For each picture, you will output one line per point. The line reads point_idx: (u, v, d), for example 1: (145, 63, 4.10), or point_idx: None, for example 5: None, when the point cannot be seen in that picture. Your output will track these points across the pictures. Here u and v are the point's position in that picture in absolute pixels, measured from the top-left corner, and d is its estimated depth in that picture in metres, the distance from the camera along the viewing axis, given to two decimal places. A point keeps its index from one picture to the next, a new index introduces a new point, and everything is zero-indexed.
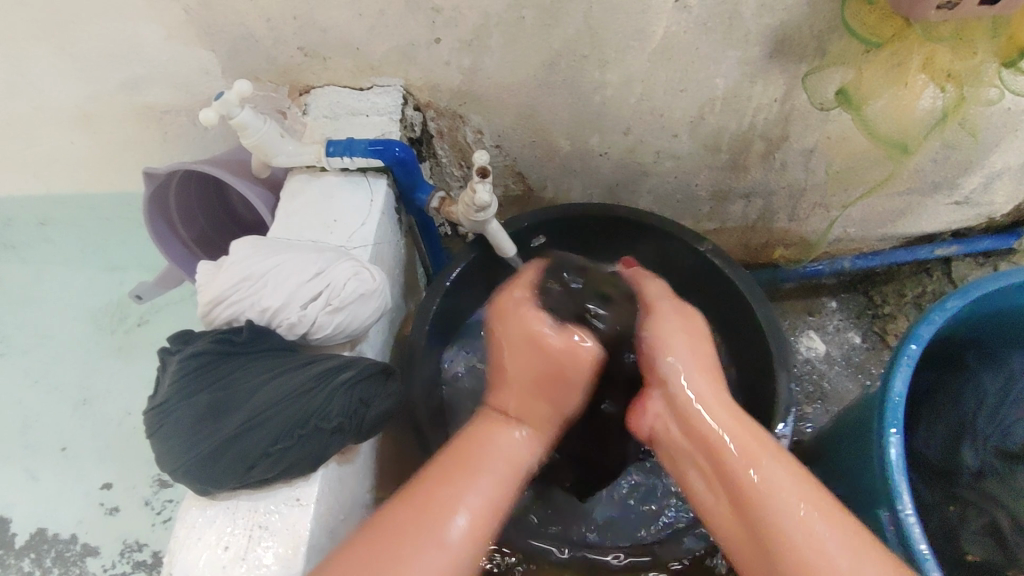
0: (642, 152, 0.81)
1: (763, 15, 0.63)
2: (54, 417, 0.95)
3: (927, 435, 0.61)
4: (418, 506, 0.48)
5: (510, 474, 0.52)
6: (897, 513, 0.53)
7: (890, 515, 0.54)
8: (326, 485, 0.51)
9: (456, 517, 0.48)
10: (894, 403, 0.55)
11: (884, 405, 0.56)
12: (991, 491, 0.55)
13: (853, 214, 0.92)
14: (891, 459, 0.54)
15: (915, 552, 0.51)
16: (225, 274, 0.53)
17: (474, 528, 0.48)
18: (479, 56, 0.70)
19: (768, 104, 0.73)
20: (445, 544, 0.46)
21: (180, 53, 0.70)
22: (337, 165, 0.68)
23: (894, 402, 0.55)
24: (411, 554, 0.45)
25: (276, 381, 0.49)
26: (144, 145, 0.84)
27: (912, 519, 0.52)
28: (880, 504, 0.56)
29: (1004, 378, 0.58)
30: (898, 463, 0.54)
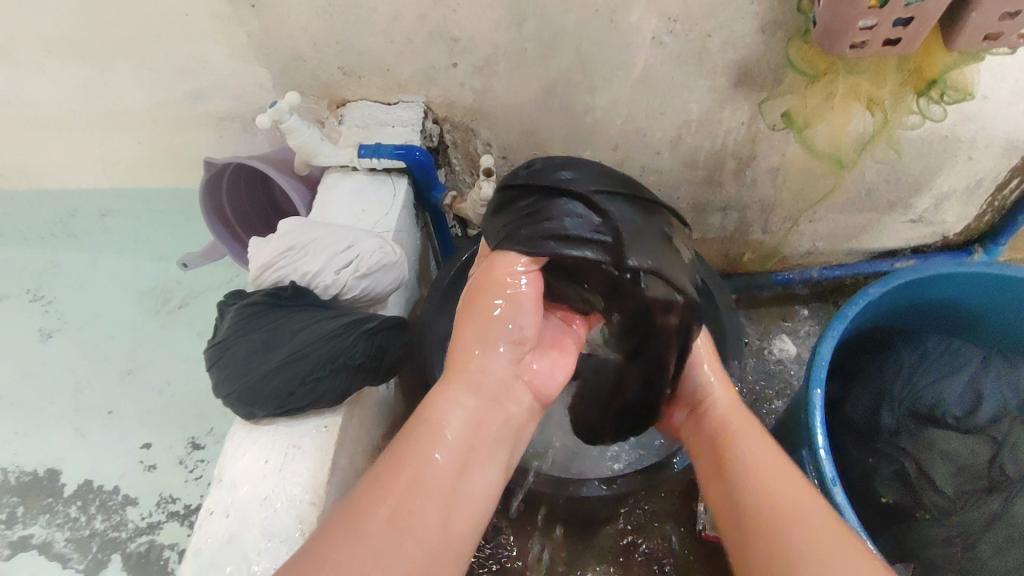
0: (629, 165, 0.94)
1: (727, 52, 0.76)
2: (102, 385, 1.07)
3: (856, 401, 0.74)
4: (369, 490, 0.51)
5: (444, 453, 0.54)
6: (814, 452, 0.64)
7: (811, 454, 0.65)
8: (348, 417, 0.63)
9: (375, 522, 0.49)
10: (819, 365, 0.66)
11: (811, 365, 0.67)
12: (901, 443, 0.68)
13: (820, 229, 1.03)
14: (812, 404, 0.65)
15: (826, 482, 0.62)
16: (273, 244, 0.65)
17: (413, 522, 0.50)
18: (489, 79, 0.83)
19: (736, 127, 0.86)
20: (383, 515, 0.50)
21: (240, 70, 0.84)
22: (367, 165, 0.81)
23: (819, 364, 0.66)
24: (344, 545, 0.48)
25: (314, 326, 0.61)
26: (200, 147, 0.98)
27: (824, 457, 0.63)
28: (807, 447, 0.67)
29: (917, 353, 0.72)
30: (818, 402, 0.65)
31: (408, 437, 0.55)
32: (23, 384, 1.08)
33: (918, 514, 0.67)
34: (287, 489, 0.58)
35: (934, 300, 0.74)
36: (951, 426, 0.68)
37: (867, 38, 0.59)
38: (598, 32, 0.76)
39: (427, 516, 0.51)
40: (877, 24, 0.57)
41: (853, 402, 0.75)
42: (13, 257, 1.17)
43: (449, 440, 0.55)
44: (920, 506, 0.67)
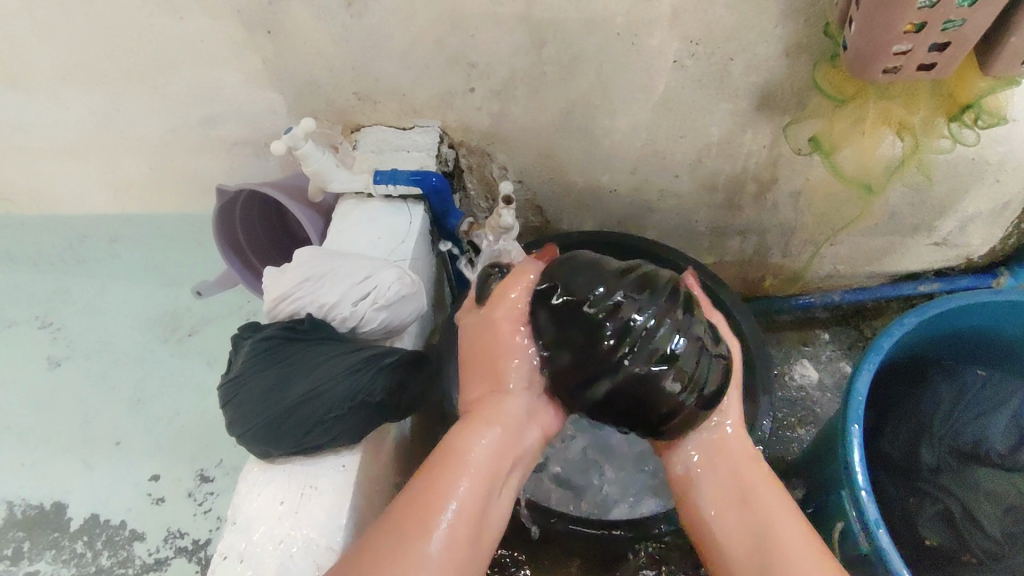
0: (647, 189, 0.92)
1: (750, 75, 0.75)
2: (110, 414, 1.05)
3: (892, 436, 0.72)
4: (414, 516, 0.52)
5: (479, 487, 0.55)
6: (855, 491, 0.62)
7: (849, 492, 0.63)
8: (366, 455, 0.60)
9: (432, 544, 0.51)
10: (857, 398, 0.64)
11: (849, 398, 0.65)
12: (945, 481, 0.66)
13: (842, 252, 1.00)
14: (852, 441, 0.63)
15: (867, 522, 0.60)
16: (289, 275, 0.63)
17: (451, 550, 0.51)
18: (507, 103, 0.81)
19: (758, 150, 0.84)
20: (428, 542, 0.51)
21: (254, 95, 0.83)
22: (382, 192, 0.79)
23: (857, 398, 0.64)
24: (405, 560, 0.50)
25: (332, 361, 0.59)
26: (212, 172, 0.97)
27: (866, 498, 0.61)
28: (844, 485, 0.64)
29: (956, 386, 0.70)
30: (857, 440, 0.63)
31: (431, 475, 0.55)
32: (28, 414, 1.06)
33: (962, 557, 0.65)
34: (304, 532, 0.56)
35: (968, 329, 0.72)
36: (995, 463, 0.66)
37: (901, 63, 0.57)
38: (618, 56, 0.74)
39: (460, 524, 0.53)
40: (911, 49, 0.55)
41: (888, 437, 0.72)
42: (20, 283, 1.16)
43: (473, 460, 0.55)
44: (966, 550, 0.65)
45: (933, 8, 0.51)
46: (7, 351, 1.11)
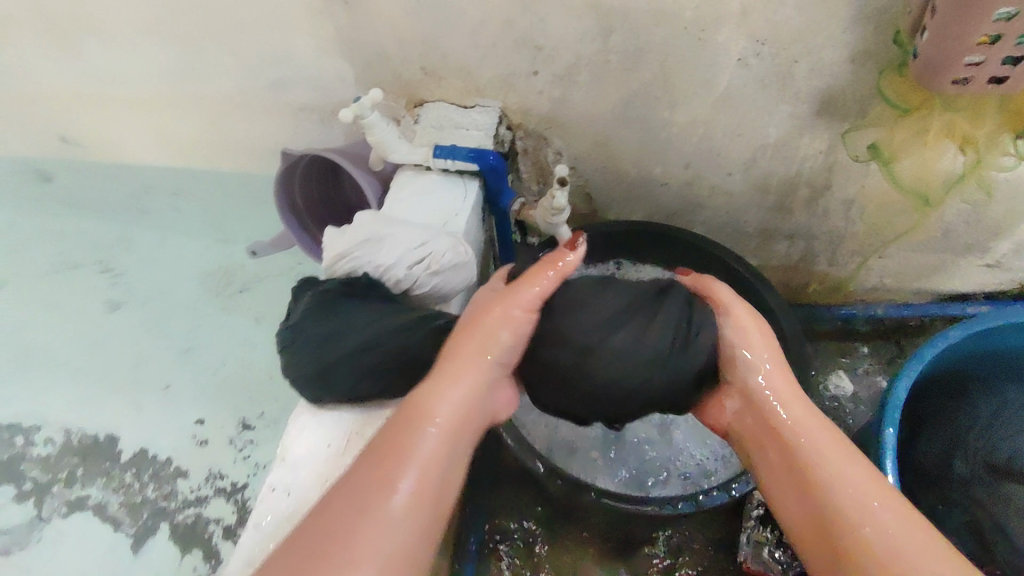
0: (697, 186, 0.93)
1: (813, 77, 0.75)
2: (163, 358, 1.11)
3: (928, 443, 0.74)
4: (381, 464, 0.52)
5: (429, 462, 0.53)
6: None
7: None
8: None
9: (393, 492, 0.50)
10: (894, 403, 0.66)
11: (885, 404, 0.66)
12: (982, 492, 0.67)
13: (890, 266, 1.00)
14: (886, 441, 0.65)
15: None
16: (350, 235, 0.67)
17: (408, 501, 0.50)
18: (568, 89, 0.83)
19: (814, 155, 0.84)
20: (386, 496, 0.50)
21: (326, 64, 0.87)
22: (440, 166, 0.82)
23: (894, 402, 0.66)
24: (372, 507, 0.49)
25: (385, 318, 0.61)
26: (277, 135, 1.01)
27: None
28: None
29: (996, 402, 0.71)
30: (891, 445, 0.64)
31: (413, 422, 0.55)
32: (88, 351, 1.12)
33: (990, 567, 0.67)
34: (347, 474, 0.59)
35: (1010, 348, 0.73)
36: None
37: (971, 75, 0.57)
38: (683, 50, 0.76)
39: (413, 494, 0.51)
40: (984, 61, 0.55)
41: (924, 445, 0.74)
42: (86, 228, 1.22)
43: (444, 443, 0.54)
44: (990, 559, 0.67)
45: (1009, 22, 0.51)
46: (71, 291, 1.18)
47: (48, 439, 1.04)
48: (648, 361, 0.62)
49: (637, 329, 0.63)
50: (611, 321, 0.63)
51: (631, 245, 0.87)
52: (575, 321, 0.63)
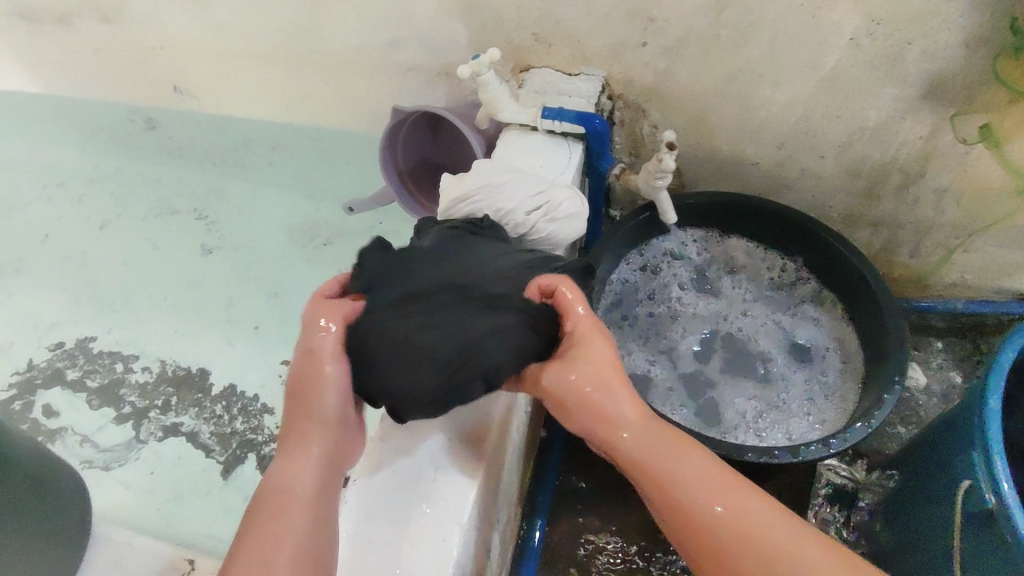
0: (789, 166, 0.94)
1: (925, 61, 0.76)
2: (253, 302, 1.17)
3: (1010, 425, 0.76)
4: (272, 505, 0.53)
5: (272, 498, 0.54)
6: (987, 453, 0.65)
7: (981, 455, 0.67)
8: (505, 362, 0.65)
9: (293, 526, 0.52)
10: (999, 367, 0.69)
11: (991, 367, 0.69)
12: None
13: (973, 261, 1.00)
14: (990, 405, 0.67)
15: (996, 480, 0.64)
16: (472, 179, 0.70)
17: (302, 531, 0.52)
18: (674, 62, 0.86)
19: (913, 141, 0.85)
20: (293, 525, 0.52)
21: (441, 26, 0.91)
22: (547, 126, 0.86)
23: (999, 366, 0.69)
24: (274, 542, 0.51)
25: (511, 255, 0.65)
26: (380, 95, 1.06)
27: (998, 457, 0.65)
28: (972, 447, 0.68)
29: None
30: (995, 409, 0.67)
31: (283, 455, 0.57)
32: (184, 290, 1.18)
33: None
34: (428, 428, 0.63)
35: None
36: None
37: None
38: (796, 27, 0.78)
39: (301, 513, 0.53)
40: None
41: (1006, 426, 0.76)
42: (184, 176, 1.29)
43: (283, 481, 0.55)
44: None
45: None
46: (168, 233, 1.25)
47: (146, 368, 1.11)
48: (472, 377, 0.57)
49: (488, 367, 0.57)
50: (437, 326, 0.57)
51: (733, 227, 0.89)
52: (423, 335, 0.57)
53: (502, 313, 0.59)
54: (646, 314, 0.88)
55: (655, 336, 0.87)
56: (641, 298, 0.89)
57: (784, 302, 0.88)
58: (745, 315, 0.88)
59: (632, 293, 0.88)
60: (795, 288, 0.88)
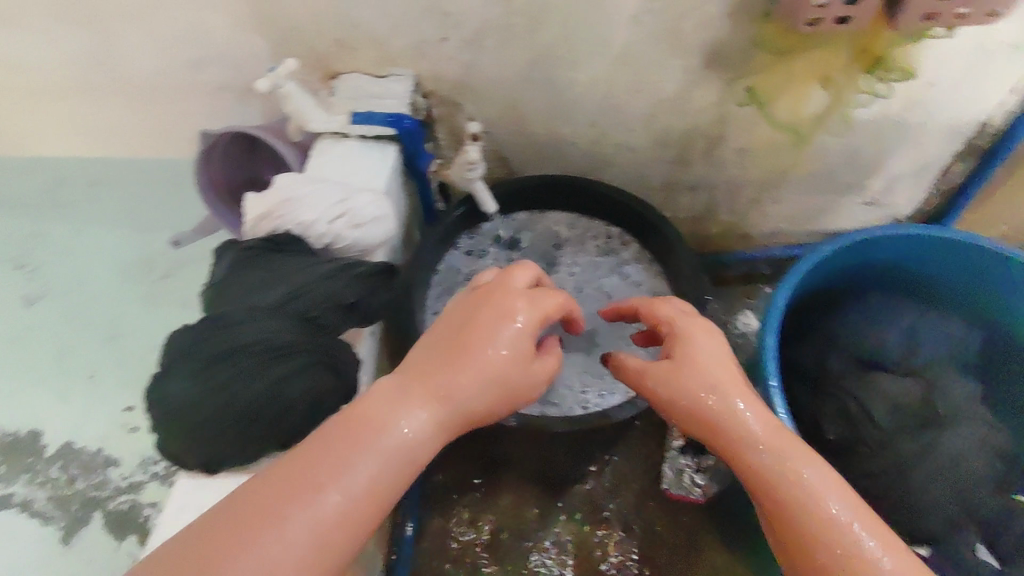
0: (605, 143, 0.99)
1: (701, 33, 0.81)
2: (84, 350, 1.08)
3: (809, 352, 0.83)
4: (290, 487, 0.47)
5: (294, 501, 0.47)
6: (766, 389, 0.69)
7: (763, 390, 0.70)
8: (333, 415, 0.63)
9: (285, 526, 0.46)
10: (775, 307, 0.71)
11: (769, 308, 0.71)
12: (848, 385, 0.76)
13: (783, 210, 1.09)
14: (767, 344, 0.70)
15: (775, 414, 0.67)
16: (270, 195, 0.68)
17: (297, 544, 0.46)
18: (476, 54, 0.87)
19: (707, 107, 0.91)
20: (283, 524, 0.46)
21: (238, 39, 0.86)
22: (358, 132, 0.85)
23: (775, 306, 0.71)
24: (280, 530, 0.46)
25: (309, 268, 0.63)
26: (192, 117, 1.00)
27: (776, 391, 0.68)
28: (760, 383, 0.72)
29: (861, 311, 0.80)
30: (772, 348, 0.70)
31: (299, 452, 0.50)
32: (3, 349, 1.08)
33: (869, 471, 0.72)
34: None
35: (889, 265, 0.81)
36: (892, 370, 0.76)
37: (820, 15, 0.64)
38: (581, 12, 0.80)
39: (306, 525, 0.46)
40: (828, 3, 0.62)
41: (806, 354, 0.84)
42: None
43: (310, 479, 0.48)
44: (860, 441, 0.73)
45: None
46: None
47: None
48: (257, 436, 0.56)
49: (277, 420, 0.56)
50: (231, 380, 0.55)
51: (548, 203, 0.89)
52: (202, 403, 0.55)
53: (283, 362, 0.57)
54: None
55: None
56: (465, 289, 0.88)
57: (607, 267, 0.89)
58: (572, 294, 0.87)
59: (452, 286, 0.87)
60: (619, 258, 0.88)
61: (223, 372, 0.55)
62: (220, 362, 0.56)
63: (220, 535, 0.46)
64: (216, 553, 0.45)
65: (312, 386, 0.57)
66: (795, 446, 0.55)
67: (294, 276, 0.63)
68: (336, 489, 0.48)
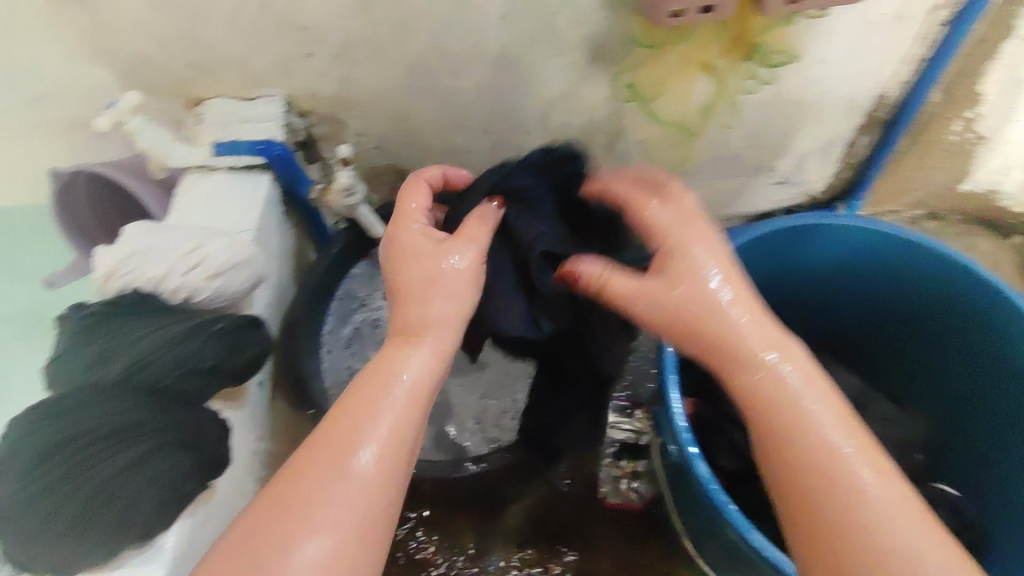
0: (504, 147, 0.94)
1: (577, 27, 0.77)
2: None
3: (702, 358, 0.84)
4: (281, 496, 0.47)
5: (365, 502, 0.48)
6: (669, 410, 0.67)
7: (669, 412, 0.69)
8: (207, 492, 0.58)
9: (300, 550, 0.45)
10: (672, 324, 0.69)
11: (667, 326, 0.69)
12: None
13: (698, 197, 1.07)
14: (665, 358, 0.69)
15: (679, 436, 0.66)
16: (115, 250, 0.62)
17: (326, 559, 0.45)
18: (348, 67, 0.81)
19: (600, 102, 0.87)
20: (313, 518, 0.46)
21: (81, 73, 0.79)
22: (225, 163, 0.79)
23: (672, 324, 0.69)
24: (302, 522, 0.46)
25: (156, 331, 0.57)
26: (51, 160, 0.92)
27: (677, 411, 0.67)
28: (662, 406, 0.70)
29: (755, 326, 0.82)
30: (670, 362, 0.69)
31: (319, 454, 0.49)
32: None
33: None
34: None
35: (784, 269, 0.82)
36: None
37: (682, 7, 0.60)
38: (444, 14, 0.75)
39: (342, 532, 0.47)
40: None
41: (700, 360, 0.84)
42: None
43: (321, 493, 0.47)
44: None
45: None
46: None
47: None
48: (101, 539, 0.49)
49: (109, 522, 0.49)
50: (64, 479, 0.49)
51: None
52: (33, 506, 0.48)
53: (117, 455, 0.51)
54: (356, 325, 0.86)
55: (365, 348, 0.86)
56: (362, 311, 0.87)
57: None
58: None
59: (342, 306, 0.85)
60: None
61: (45, 470, 0.49)
62: (41, 460, 0.50)
63: (292, 501, 0.47)
64: (290, 515, 0.46)
65: (160, 468, 0.52)
66: (841, 435, 0.49)
67: (144, 340, 0.57)
68: (376, 486, 0.49)
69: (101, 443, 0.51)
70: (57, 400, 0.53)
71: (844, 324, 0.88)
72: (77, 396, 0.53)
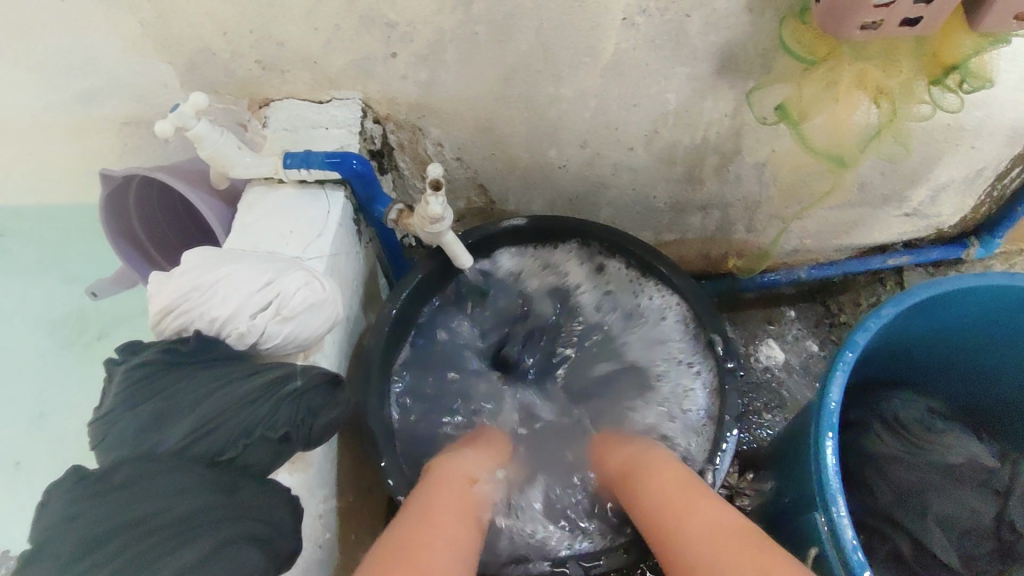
0: (599, 164, 0.83)
1: (709, 33, 0.65)
2: (9, 433, 0.98)
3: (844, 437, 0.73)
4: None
5: None
6: (832, 516, 0.56)
7: (824, 518, 0.57)
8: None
9: None
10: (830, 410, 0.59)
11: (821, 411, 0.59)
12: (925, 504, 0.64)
13: (809, 226, 0.94)
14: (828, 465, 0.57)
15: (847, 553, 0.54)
16: (175, 284, 0.53)
17: None
18: (435, 70, 0.70)
19: (719, 119, 0.76)
20: None
21: (138, 67, 0.70)
22: (295, 177, 0.69)
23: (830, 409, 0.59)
24: None
25: (223, 390, 0.50)
26: (103, 159, 0.83)
27: (845, 521, 0.55)
28: (818, 506, 0.58)
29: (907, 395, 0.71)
30: (834, 469, 0.57)
31: (404, 550, 0.54)
32: None
33: None
34: None
35: (927, 336, 0.71)
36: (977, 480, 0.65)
37: (882, 17, 0.48)
38: (554, 14, 0.63)
39: None
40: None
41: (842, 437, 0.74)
42: None
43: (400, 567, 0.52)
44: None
45: None
46: None
47: None
48: None
49: None
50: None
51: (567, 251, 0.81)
52: None
53: (182, 547, 0.42)
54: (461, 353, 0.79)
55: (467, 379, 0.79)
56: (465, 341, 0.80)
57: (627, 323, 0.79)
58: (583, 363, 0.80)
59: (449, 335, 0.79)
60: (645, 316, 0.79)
61: (93, 566, 0.41)
62: (89, 550, 0.41)
63: None
64: None
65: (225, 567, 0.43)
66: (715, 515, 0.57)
67: (210, 403, 0.49)
68: None
69: (158, 538, 0.42)
70: (104, 474, 0.44)
71: (986, 397, 0.75)
72: (129, 470, 0.45)
